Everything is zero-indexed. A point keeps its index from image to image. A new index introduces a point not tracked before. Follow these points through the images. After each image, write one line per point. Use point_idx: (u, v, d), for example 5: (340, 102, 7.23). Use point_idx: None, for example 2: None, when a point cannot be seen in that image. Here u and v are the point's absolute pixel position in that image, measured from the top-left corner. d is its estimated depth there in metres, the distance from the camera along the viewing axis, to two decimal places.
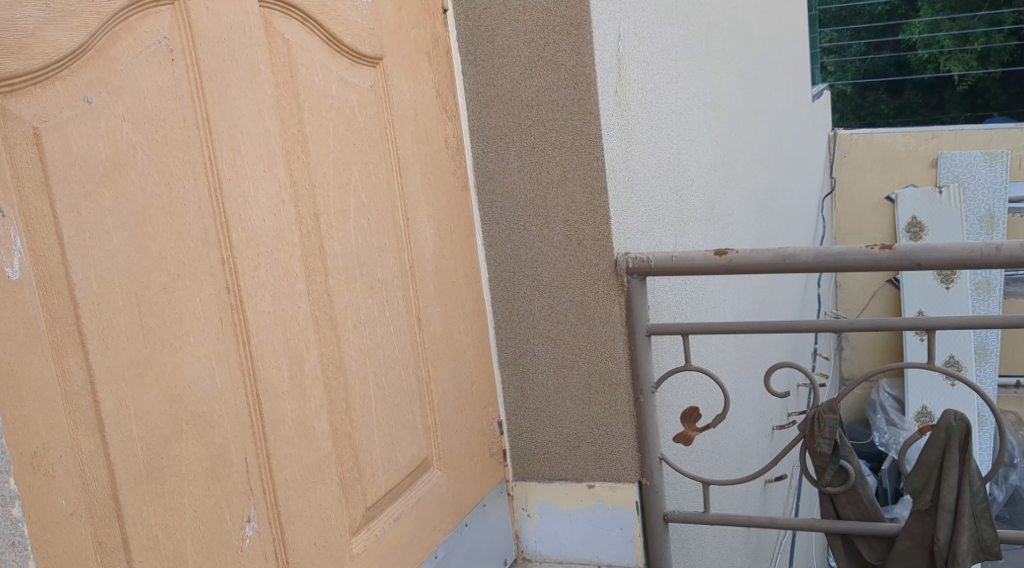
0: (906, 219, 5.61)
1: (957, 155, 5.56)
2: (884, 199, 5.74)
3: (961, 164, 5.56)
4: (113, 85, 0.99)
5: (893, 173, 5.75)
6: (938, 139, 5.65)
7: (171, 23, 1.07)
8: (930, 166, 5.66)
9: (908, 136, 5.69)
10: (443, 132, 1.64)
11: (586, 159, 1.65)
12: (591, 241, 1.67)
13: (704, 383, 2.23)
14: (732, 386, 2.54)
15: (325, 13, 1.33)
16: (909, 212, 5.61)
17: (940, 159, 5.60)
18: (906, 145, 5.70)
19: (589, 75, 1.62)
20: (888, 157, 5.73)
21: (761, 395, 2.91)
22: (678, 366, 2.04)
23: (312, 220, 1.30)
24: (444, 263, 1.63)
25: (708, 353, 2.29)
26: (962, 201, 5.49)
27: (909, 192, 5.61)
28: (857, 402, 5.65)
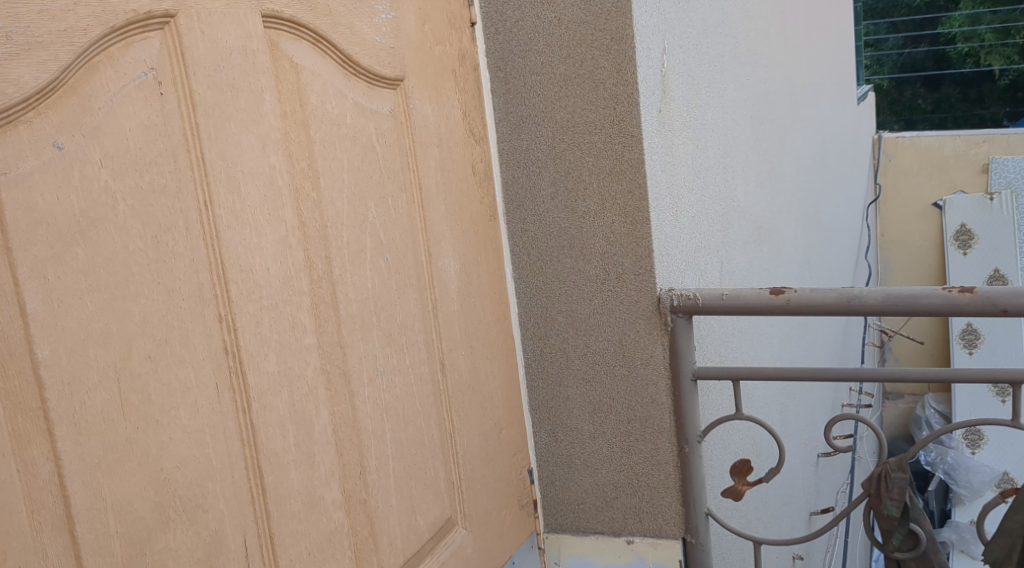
0: (955, 227, 5.36)
1: (1010, 160, 5.33)
2: (931, 205, 5.53)
3: (1014, 170, 5.33)
4: (89, 126, 0.86)
5: (941, 179, 5.55)
6: (988, 144, 5.43)
7: (160, 51, 0.94)
8: (980, 172, 5.44)
9: (957, 141, 5.50)
10: (470, 157, 1.50)
11: (626, 186, 1.51)
12: (631, 276, 1.54)
13: (747, 426, 2.07)
14: (778, 421, 2.40)
15: (340, 32, 1.20)
16: (958, 220, 5.36)
17: (991, 164, 5.38)
18: (954, 150, 5.50)
19: (630, 94, 1.48)
20: (936, 162, 5.53)
21: (807, 424, 2.77)
22: (720, 411, 1.90)
23: (322, 265, 1.17)
24: (470, 300, 1.49)
25: (753, 389, 2.16)
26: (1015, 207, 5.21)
27: (958, 198, 5.36)
28: (899, 416, 5.46)
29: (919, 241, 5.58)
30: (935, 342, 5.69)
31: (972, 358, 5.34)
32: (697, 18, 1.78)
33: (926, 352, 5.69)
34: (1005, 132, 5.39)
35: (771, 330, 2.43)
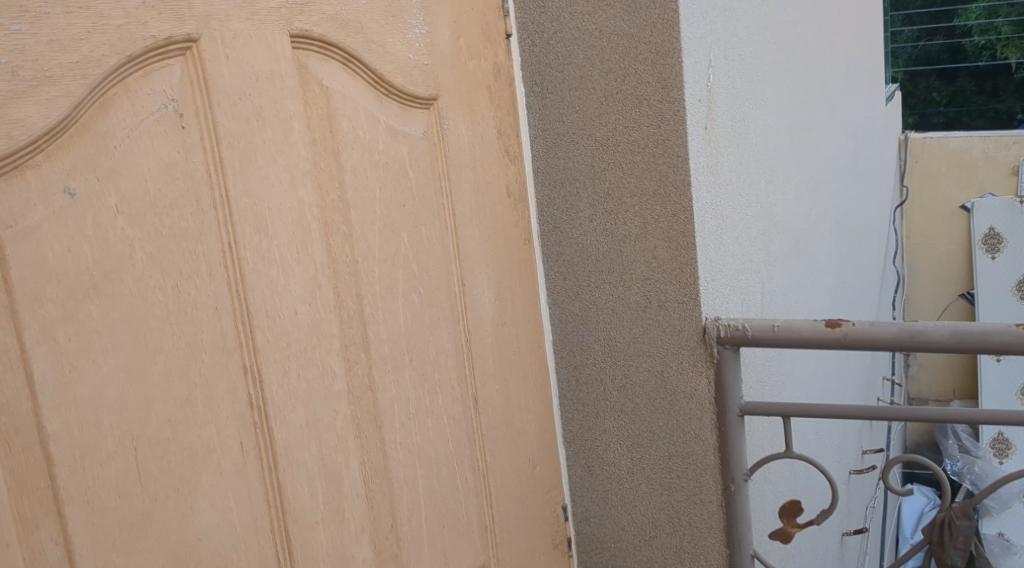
0: (983, 230, 5.23)
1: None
2: (959, 208, 5.40)
3: None
4: (104, 168, 0.77)
5: (970, 180, 5.40)
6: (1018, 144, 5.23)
7: (181, 79, 0.85)
8: (1011, 173, 5.26)
9: (987, 141, 5.32)
10: (505, 178, 1.41)
11: (670, 209, 1.42)
12: (674, 304, 1.45)
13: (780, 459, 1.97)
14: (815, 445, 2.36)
15: (372, 50, 1.11)
16: (987, 223, 5.23)
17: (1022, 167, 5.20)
18: (983, 151, 5.33)
19: (676, 112, 1.38)
20: (964, 164, 5.39)
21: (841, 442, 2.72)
22: (756, 444, 1.80)
23: (353, 303, 1.08)
24: (504, 330, 1.40)
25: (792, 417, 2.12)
26: None
27: (987, 200, 5.21)
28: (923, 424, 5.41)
29: (946, 244, 5.47)
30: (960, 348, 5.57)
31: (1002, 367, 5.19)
32: (742, 27, 1.68)
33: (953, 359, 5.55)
34: None
35: (807, 348, 2.33)
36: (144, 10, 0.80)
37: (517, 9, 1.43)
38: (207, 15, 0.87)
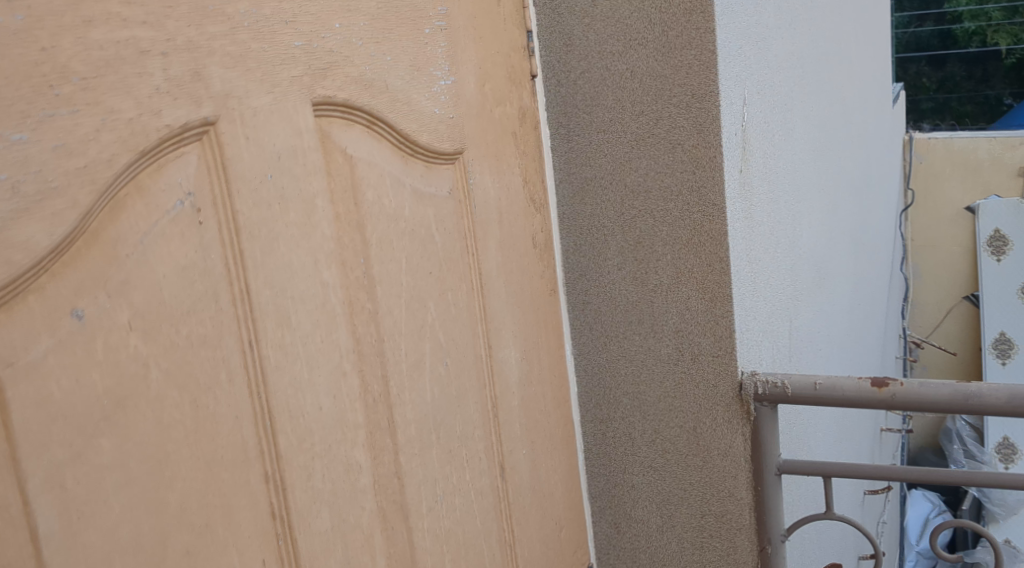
0: (988, 232, 5.22)
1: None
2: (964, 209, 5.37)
3: None
4: (115, 282, 0.68)
5: (974, 182, 5.39)
6: None
7: (199, 168, 0.76)
8: (1017, 175, 5.25)
9: (993, 142, 5.32)
10: (530, 229, 1.33)
11: (705, 259, 1.33)
12: (708, 359, 1.37)
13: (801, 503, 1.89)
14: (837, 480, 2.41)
15: (398, 109, 1.02)
16: (992, 225, 5.21)
17: None
18: (990, 152, 5.33)
19: (712, 158, 1.29)
20: (970, 165, 5.37)
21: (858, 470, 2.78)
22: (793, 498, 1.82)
23: (379, 385, 1.00)
24: (530, 390, 1.32)
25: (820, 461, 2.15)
26: None
27: (991, 202, 5.19)
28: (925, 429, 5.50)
29: (949, 246, 5.45)
30: (967, 352, 5.53)
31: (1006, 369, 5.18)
32: (774, 58, 1.60)
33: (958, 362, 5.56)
34: None
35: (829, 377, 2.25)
36: (158, 98, 0.71)
37: (542, 47, 1.34)
38: (226, 94, 0.78)
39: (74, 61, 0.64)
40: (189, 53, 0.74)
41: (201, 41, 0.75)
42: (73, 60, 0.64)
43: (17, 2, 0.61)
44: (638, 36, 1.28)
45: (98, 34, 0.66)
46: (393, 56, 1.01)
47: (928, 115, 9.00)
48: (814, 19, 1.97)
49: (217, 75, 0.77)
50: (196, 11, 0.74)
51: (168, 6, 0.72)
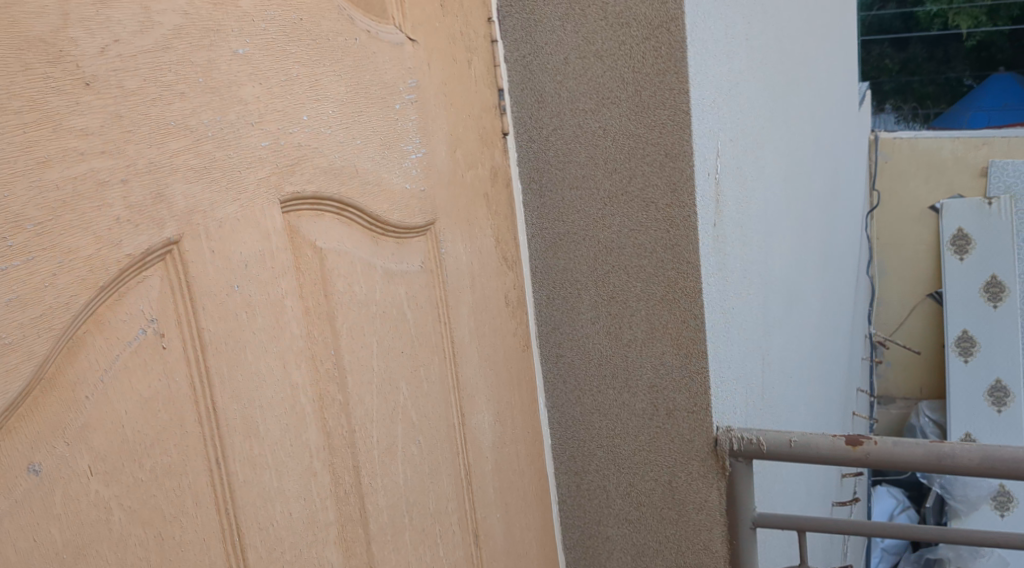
0: (951, 232, 5.36)
1: (1010, 164, 5.20)
2: (928, 208, 5.45)
3: (1014, 174, 5.20)
4: (74, 428, 0.65)
5: (938, 181, 5.44)
6: (987, 146, 5.30)
7: (161, 291, 0.73)
8: (979, 175, 5.32)
9: (957, 142, 5.37)
10: (503, 288, 1.30)
11: (679, 316, 1.30)
12: (683, 414, 1.34)
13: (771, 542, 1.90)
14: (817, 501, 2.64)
15: (368, 192, 1.00)
16: (956, 224, 5.34)
17: (990, 167, 5.26)
18: (953, 151, 5.38)
19: (687, 217, 1.26)
20: (934, 164, 5.41)
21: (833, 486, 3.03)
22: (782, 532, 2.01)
23: (350, 477, 0.97)
24: (505, 451, 1.30)
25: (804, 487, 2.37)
26: (1013, 213, 5.17)
27: (954, 203, 5.34)
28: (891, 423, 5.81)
29: (914, 246, 5.55)
30: (930, 349, 5.68)
31: (968, 368, 5.32)
32: (748, 106, 1.59)
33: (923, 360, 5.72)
34: (1006, 135, 5.25)
35: (803, 406, 2.23)
36: (117, 228, 0.68)
37: (513, 103, 1.32)
38: (190, 209, 0.75)
39: (28, 207, 0.61)
40: (151, 175, 0.71)
41: (163, 159, 0.72)
42: (27, 206, 0.61)
43: None
44: (611, 95, 1.26)
45: (53, 174, 0.63)
46: (363, 138, 0.99)
47: (890, 98, 9.08)
48: (786, 54, 1.97)
49: (180, 192, 0.74)
50: (157, 130, 0.71)
51: (128, 130, 0.69)
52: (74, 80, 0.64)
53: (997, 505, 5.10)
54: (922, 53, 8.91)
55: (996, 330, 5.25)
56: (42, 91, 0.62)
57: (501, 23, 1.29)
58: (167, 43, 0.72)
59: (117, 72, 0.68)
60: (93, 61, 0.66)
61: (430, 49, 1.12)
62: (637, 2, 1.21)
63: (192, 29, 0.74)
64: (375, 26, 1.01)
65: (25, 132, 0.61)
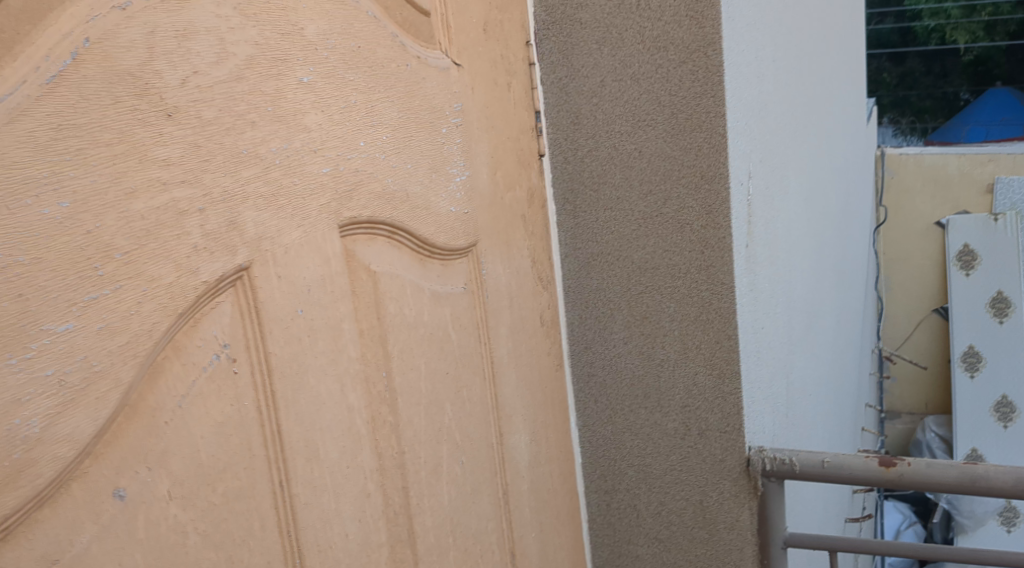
0: (958, 247, 5.39)
1: (1016, 179, 5.30)
2: (937, 225, 5.50)
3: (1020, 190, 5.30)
4: (155, 454, 0.66)
5: (944, 198, 5.51)
6: (993, 163, 5.41)
7: (233, 316, 0.74)
8: (985, 192, 5.42)
9: (963, 159, 5.47)
10: (539, 308, 1.31)
11: (713, 337, 1.32)
12: (716, 434, 1.35)
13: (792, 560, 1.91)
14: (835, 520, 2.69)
15: (417, 216, 1.02)
16: (962, 239, 5.38)
17: (995, 185, 5.37)
18: (959, 168, 5.45)
19: (722, 239, 1.28)
20: (940, 180, 5.50)
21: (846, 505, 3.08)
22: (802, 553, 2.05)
23: (399, 497, 0.98)
24: (541, 470, 1.31)
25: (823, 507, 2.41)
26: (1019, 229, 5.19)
27: (959, 219, 5.39)
28: (897, 439, 5.86)
29: (920, 260, 5.57)
30: (935, 364, 5.70)
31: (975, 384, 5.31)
32: (774, 128, 1.60)
33: (928, 376, 5.75)
34: (1012, 150, 5.37)
35: (820, 425, 2.24)
36: (195, 255, 0.70)
37: (549, 124, 1.33)
38: (260, 236, 0.76)
39: (116, 237, 0.63)
40: (225, 204, 0.72)
41: (236, 188, 0.73)
42: (116, 237, 0.63)
43: (63, 190, 0.59)
44: (647, 118, 1.28)
45: (139, 204, 0.65)
46: (413, 163, 1.00)
47: (888, 112, 9.12)
48: (806, 76, 1.99)
49: (250, 219, 0.75)
50: (231, 159, 0.72)
51: (206, 159, 0.70)
52: (158, 111, 0.66)
53: (1003, 521, 5.11)
54: (920, 67, 8.97)
55: (1003, 345, 5.23)
56: (130, 123, 0.64)
57: (539, 46, 1.30)
58: (241, 74, 0.73)
59: (196, 103, 0.69)
60: (175, 93, 0.67)
61: (473, 74, 1.14)
62: (675, 27, 1.23)
63: (263, 59, 0.76)
64: (424, 52, 1.03)
65: (114, 163, 0.63)
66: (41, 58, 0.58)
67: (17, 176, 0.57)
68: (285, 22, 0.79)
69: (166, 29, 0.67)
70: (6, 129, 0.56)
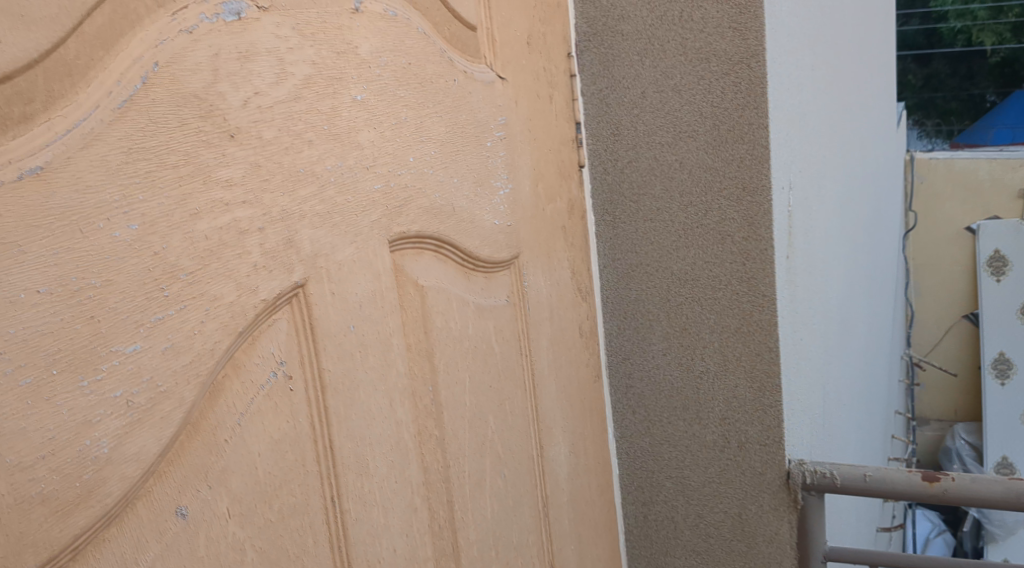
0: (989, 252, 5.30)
1: None
2: (965, 230, 5.45)
3: None
4: (216, 472, 0.68)
5: (974, 203, 5.44)
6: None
7: (288, 333, 0.75)
8: (1018, 197, 5.30)
9: (994, 163, 5.37)
10: (577, 319, 1.31)
11: (754, 349, 1.31)
12: (756, 446, 1.35)
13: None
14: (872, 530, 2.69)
15: (463, 229, 1.02)
16: (992, 244, 5.29)
17: None
18: (990, 173, 5.38)
19: (763, 250, 1.27)
20: (970, 184, 5.43)
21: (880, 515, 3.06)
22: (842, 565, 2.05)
23: (444, 511, 0.98)
24: (580, 482, 1.30)
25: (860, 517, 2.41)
26: None
27: (990, 224, 5.30)
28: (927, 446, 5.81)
29: (951, 265, 5.52)
30: (966, 370, 5.64)
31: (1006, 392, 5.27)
32: (812, 136, 1.59)
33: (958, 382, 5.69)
34: None
35: (855, 434, 2.22)
36: (255, 273, 0.72)
37: (589, 135, 1.33)
38: (315, 254, 0.78)
39: (182, 257, 0.65)
40: (282, 222, 0.74)
41: (293, 207, 0.75)
42: (181, 257, 0.65)
43: (133, 212, 0.62)
44: (688, 129, 1.27)
45: (203, 224, 0.67)
46: (459, 177, 1.01)
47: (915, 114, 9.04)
48: (841, 81, 1.97)
49: (307, 237, 0.77)
50: (289, 178, 0.75)
51: (265, 179, 0.72)
52: (221, 132, 0.69)
53: None
54: (945, 69, 8.90)
55: None
56: (195, 144, 0.67)
57: (579, 57, 1.30)
58: (299, 93, 0.76)
59: (257, 123, 0.72)
60: (238, 114, 0.70)
61: (517, 86, 1.14)
62: (717, 38, 1.23)
63: (319, 78, 0.79)
64: (469, 66, 1.04)
65: (180, 185, 0.65)
66: (112, 83, 0.62)
67: (91, 200, 0.59)
68: (340, 41, 0.81)
69: (229, 51, 0.70)
70: (82, 154, 0.59)
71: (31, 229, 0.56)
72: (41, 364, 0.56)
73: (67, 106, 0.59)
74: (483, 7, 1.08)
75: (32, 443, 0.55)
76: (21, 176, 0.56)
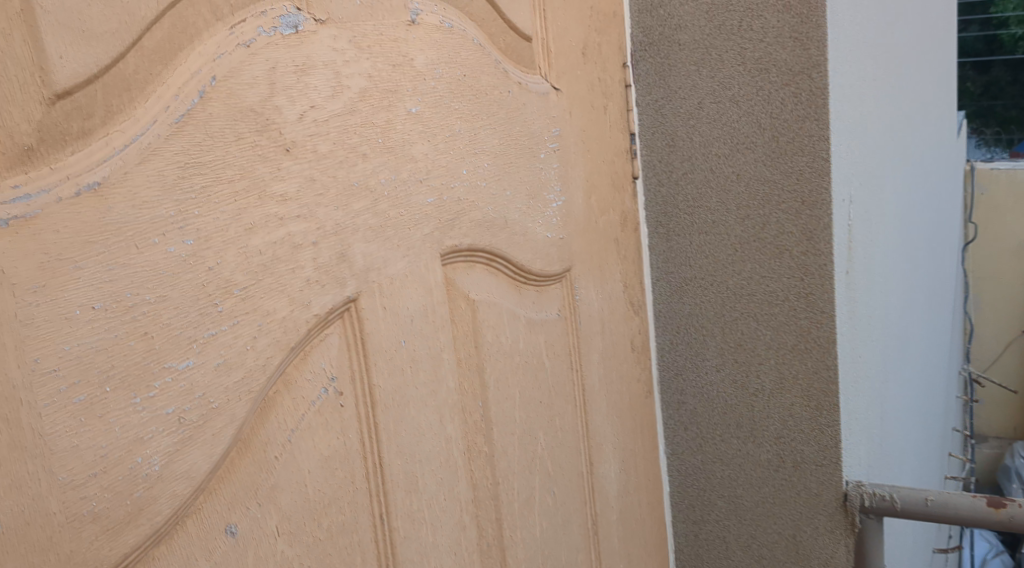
0: None
1: None
2: None
3: None
4: (265, 490, 0.68)
5: None
6: None
7: (340, 348, 0.75)
8: None
9: None
10: (630, 333, 1.27)
11: (811, 368, 1.27)
12: (811, 467, 1.31)
13: None
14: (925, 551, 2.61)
15: (515, 242, 1.00)
16: None
17: None
18: None
19: (822, 266, 1.24)
20: None
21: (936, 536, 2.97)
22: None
23: (493, 529, 0.96)
24: (629, 499, 1.28)
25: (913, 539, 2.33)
26: None
27: None
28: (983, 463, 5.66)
29: (1011, 278, 5.38)
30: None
31: None
32: (874, 148, 1.55)
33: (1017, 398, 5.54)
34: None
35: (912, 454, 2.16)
36: (308, 288, 0.71)
37: (644, 146, 1.31)
38: (367, 268, 0.78)
39: (236, 272, 0.65)
40: (336, 237, 0.74)
41: (348, 221, 0.75)
42: (236, 272, 0.65)
43: (188, 227, 0.62)
44: (746, 140, 1.25)
45: (257, 239, 0.67)
46: (512, 190, 1.00)
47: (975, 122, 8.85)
48: (904, 90, 1.92)
49: (360, 251, 0.77)
50: (343, 192, 0.75)
51: (320, 193, 0.73)
52: (277, 146, 0.69)
53: None
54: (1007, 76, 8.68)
55: None
56: (251, 159, 0.67)
57: (635, 67, 1.29)
58: (354, 106, 0.77)
59: (313, 136, 0.72)
60: (294, 128, 0.70)
61: (571, 98, 1.12)
62: (778, 48, 1.20)
63: (375, 91, 0.79)
64: (524, 77, 1.03)
65: (235, 200, 0.65)
66: (170, 98, 0.62)
67: (147, 215, 0.59)
68: (396, 53, 0.82)
69: (286, 64, 0.70)
70: (138, 169, 0.59)
71: (87, 245, 0.55)
72: (94, 381, 0.55)
73: (126, 120, 0.59)
74: (540, 17, 1.07)
75: (85, 461, 0.55)
76: (79, 191, 0.55)
